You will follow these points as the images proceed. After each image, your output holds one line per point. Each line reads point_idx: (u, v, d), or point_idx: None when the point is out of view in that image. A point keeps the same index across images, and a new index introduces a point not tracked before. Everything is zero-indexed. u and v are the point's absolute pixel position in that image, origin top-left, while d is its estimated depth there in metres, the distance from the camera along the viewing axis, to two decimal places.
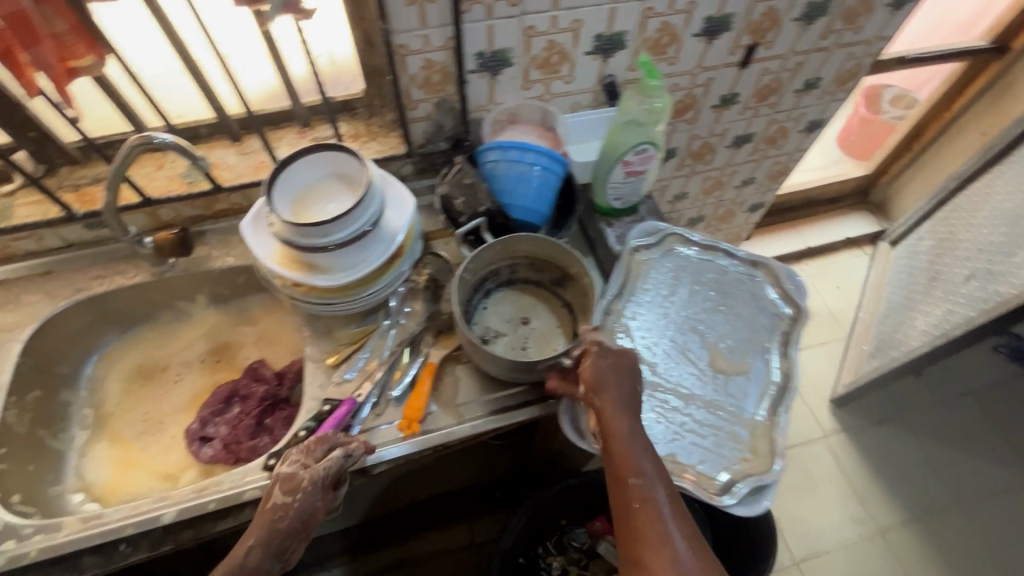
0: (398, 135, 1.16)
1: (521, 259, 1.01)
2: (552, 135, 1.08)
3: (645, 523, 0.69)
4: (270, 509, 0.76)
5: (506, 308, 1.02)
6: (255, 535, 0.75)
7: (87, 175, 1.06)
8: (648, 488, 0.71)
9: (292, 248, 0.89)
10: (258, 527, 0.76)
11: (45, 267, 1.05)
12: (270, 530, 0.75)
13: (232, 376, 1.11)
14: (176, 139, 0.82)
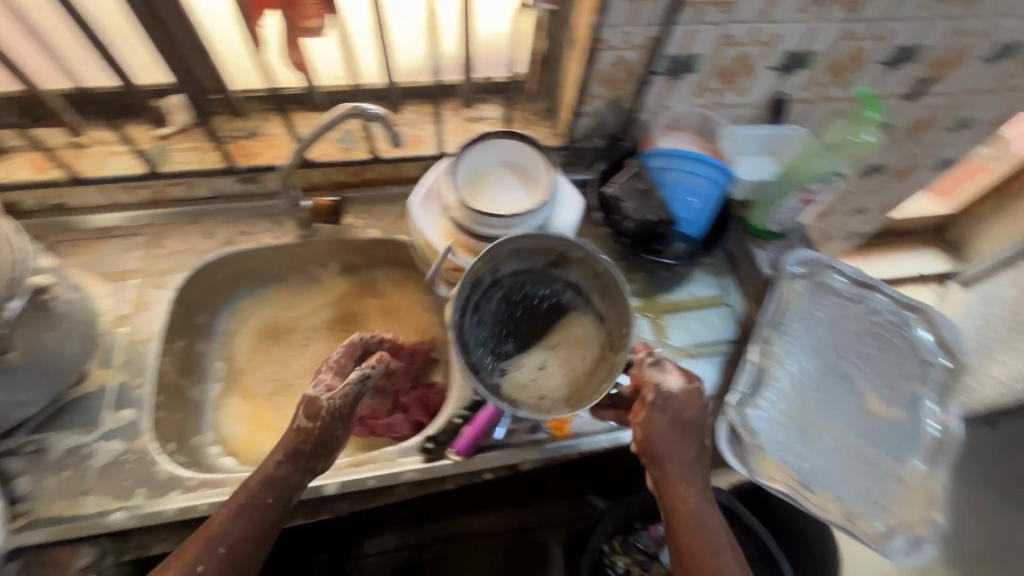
0: (551, 125, 1.12)
1: (569, 274, 0.88)
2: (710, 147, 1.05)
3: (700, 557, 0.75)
4: (296, 429, 0.76)
5: (566, 355, 0.85)
6: (278, 454, 0.75)
7: (243, 127, 1.04)
8: (703, 533, 0.76)
9: (466, 234, 0.88)
10: (279, 448, 0.75)
11: (193, 216, 1.04)
12: (297, 451, 0.75)
13: None
14: (382, 112, 0.83)
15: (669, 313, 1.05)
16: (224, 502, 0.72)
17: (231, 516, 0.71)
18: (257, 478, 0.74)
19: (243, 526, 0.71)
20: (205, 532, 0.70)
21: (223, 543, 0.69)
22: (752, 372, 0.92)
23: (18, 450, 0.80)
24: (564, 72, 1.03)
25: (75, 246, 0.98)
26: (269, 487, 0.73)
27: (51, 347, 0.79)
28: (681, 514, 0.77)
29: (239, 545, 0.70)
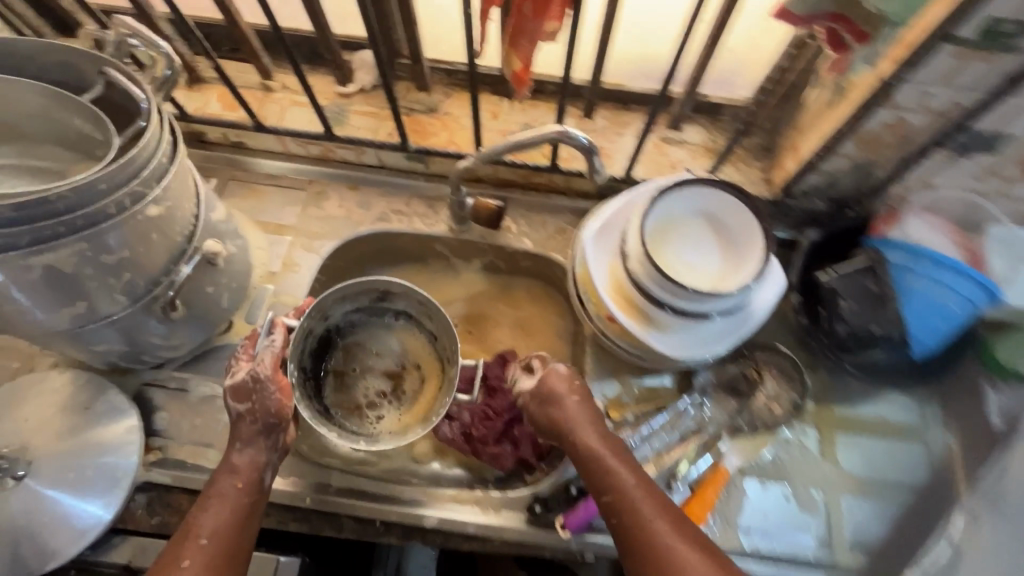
0: (762, 168, 0.93)
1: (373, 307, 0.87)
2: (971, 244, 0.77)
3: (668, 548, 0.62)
4: (248, 414, 0.69)
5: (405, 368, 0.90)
6: (241, 439, 0.69)
7: (423, 101, 0.96)
8: (640, 503, 0.65)
9: (641, 293, 0.75)
10: (243, 437, 0.69)
11: (354, 182, 1.00)
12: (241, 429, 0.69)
13: (480, 354, 1.00)
14: (590, 140, 0.69)
15: (843, 433, 0.86)
16: (198, 502, 0.67)
17: (202, 513, 0.65)
18: (226, 471, 0.68)
19: (220, 515, 0.65)
20: (186, 528, 0.65)
21: (203, 532, 0.64)
22: (929, 559, 0.75)
23: (163, 384, 0.84)
24: (806, 114, 0.83)
25: (243, 188, 0.99)
26: (245, 472, 0.68)
27: (207, 299, 0.80)
28: (622, 504, 0.66)
29: (220, 534, 0.64)
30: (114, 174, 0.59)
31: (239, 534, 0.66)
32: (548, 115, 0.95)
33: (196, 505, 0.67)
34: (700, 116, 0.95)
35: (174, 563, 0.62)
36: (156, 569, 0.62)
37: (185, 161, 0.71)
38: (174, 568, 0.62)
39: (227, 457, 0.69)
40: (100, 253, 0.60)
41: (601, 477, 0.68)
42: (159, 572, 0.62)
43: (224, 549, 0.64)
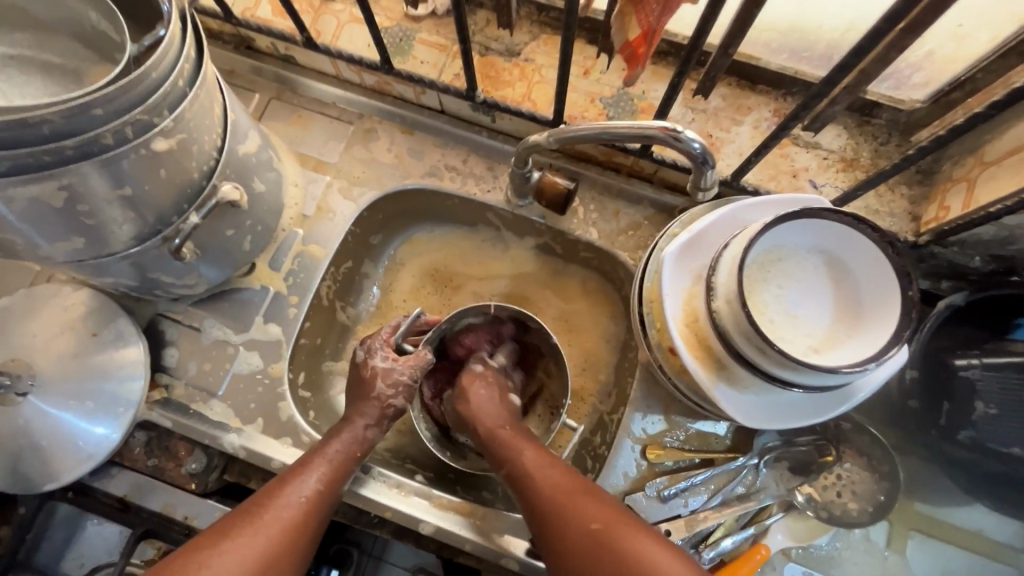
0: (910, 197, 0.73)
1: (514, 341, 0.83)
2: None
3: (618, 532, 0.54)
4: (380, 396, 0.70)
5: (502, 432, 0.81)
6: (366, 418, 0.69)
7: (503, 40, 0.80)
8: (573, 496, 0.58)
9: (722, 343, 0.61)
10: (365, 413, 0.70)
11: (409, 125, 0.86)
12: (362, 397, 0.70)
13: None
14: (705, 146, 0.53)
15: (920, 534, 0.72)
16: (303, 458, 0.64)
17: (308, 469, 0.62)
18: (343, 438, 0.67)
19: (327, 474, 0.63)
20: (289, 479, 0.61)
21: (310, 488, 0.61)
22: None
23: (177, 318, 0.79)
24: (1001, 144, 0.61)
25: (287, 112, 0.87)
26: (358, 446, 0.68)
27: (227, 242, 0.72)
28: (539, 504, 0.59)
29: (322, 496, 0.61)
30: (112, 98, 0.48)
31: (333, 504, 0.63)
32: (651, 83, 0.77)
33: (299, 462, 0.64)
34: (846, 115, 0.74)
35: (272, 505, 0.58)
36: (246, 509, 0.58)
37: (211, 84, 0.60)
38: (273, 511, 0.58)
39: (345, 427, 0.68)
40: (97, 189, 0.52)
41: (487, 445, 0.68)
42: (252, 512, 0.57)
43: (318, 516, 0.61)
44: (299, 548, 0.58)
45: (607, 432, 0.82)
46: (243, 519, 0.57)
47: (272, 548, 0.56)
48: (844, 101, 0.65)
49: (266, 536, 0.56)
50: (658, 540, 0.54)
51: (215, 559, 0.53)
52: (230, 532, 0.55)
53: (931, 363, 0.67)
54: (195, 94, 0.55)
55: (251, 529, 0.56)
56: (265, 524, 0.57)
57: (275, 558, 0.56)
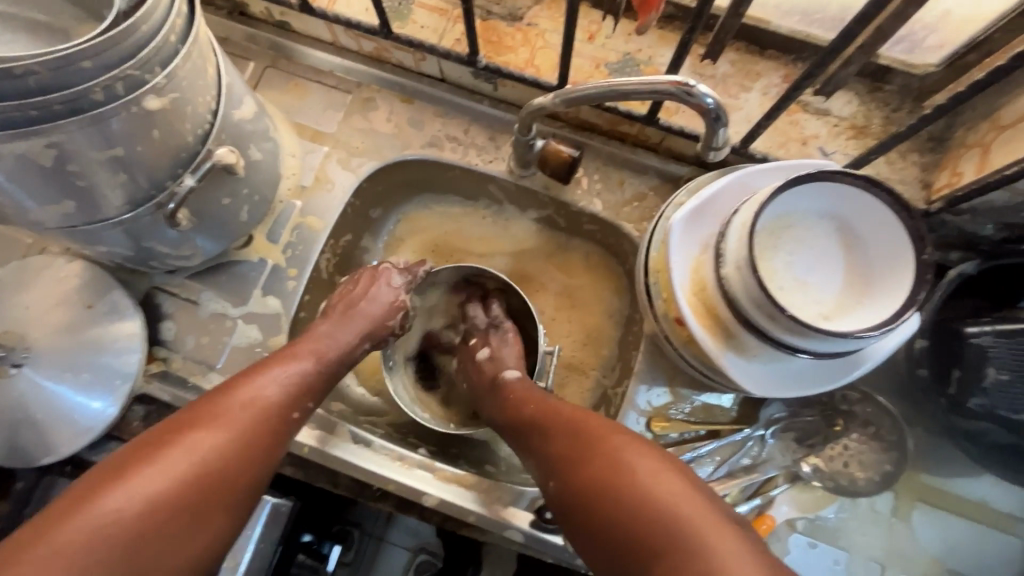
0: (922, 164, 0.71)
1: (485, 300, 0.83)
2: None
3: (609, 453, 0.51)
4: (372, 317, 0.71)
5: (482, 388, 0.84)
6: (354, 331, 0.69)
7: (505, 4, 0.77)
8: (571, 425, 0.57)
9: (731, 310, 0.60)
10: (353, 330, 0.69)
11: (408, 94, 0.84)
12: (348, 319, 0.70)
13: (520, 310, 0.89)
14: (718, 102, 0.51)
15: (925, 504, 0.72)
16: (271, 358, 0.61)
17: (275, 368, 0.60)
18: (308, 346, 0.65)
19: (299, 374, 0.61)
20: (252, 377, 0.58)
21: (276, 387, 0.58)
22: None
23: (174, 291, 0.77)
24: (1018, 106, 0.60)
25: (283, 81, 0.85)
26: (336, 353, 0.66)
27: (224, 212, 0.70)
28: (540, 444, 0.58)
29: (292, 395, 0.59)
30: (101, 50, 0.46)
31: (302, 405, 0.60)
32: (658, 48, 0.75)
33: (263, 362, 0.60)
34: (857, 81, 0.72)
35: (234, 398, 0.55)
36: (206, 403, 0.54)
37: (204, 42, 0.58)
38: (238, 404, 0.54)
39: (316, 338, 0.66)
40: (88, 147, 0.50)
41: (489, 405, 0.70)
42: (214, 405, 0.53)
43: (288, 413, 0.58)
44: (268, 440, 0.55)
45: (610, 406, 0.81)
46: (206, 412, 0.53)
47: (242, 438, 0.53)
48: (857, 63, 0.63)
49: (231, 429, 0.52)
50: (653, 455, 0.50)
51: (179, 450, 0.49)
52: (190, 424, 0.51)
53: (942, 335, 0.66)
54: (188, 51, 0.53)
55: (217, 420, 0.52)
56: (233, 416, 0.53)
57: (248, 449, 0.53)
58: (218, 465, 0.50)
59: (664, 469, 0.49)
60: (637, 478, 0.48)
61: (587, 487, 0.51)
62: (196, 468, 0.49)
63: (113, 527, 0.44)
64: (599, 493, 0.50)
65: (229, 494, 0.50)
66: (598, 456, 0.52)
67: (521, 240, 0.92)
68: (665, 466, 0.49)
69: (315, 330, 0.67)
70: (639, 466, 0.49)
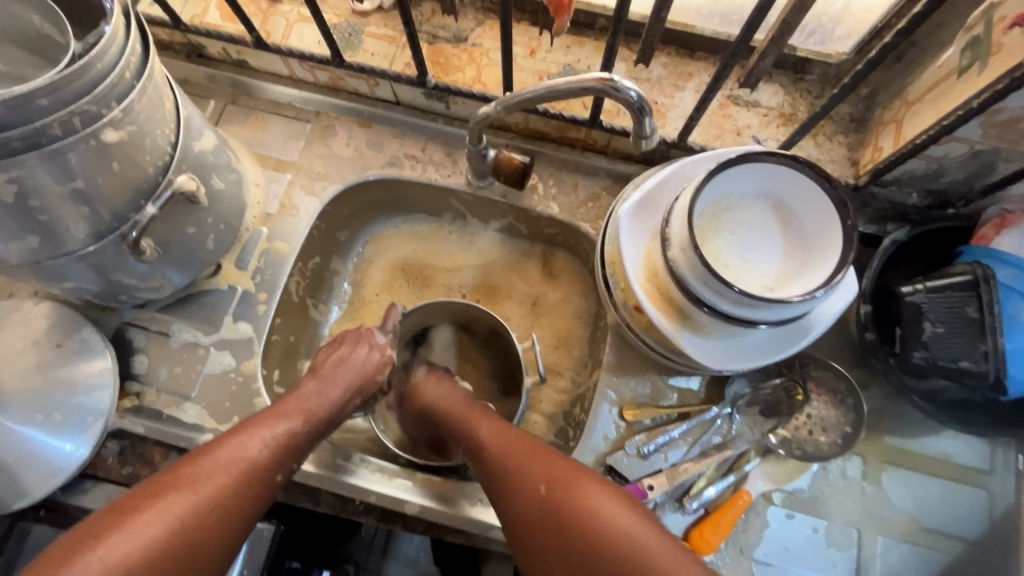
0: (848, 144, 0.76)
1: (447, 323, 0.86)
2: None
3: (571, 487, 0.55)
4: (362, 369, 0.73)
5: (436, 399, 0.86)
6: (342, 385, 0.70)
7: (449, 28, 0.82)
8: (527, 458, 0.59)
9: (680, 288, 0.63)
10: (342, 382, 0.70)
11: (366, 118, 0.88)
12: (334, 376, 0.70)
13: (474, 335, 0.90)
14: (641, 95, 0.55)
15: (893, 466, 0.74)
16: (256, 416, 0.63)
17: (260, 427, 0.61)
18: (296, 404, 0.66)
19: (282, 433, 0.62)
20: (236, 435, 0.59)
21: (261, 447, 0.59)
22: None
23: (144, 325, 0.78)
24: (921, 82, 0.65)
25: (243, 115, 0.88)
26: (325, 408, 0.67)
27: (190, 241, 0.72)
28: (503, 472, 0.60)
29: (274, 455, 0.60)
30: (56, 88, 0.49)
31: (285, 467, 0.61)
32: (595, 57, 0.80)
33: (248, 420, 0.62)
34: (780, 73, 0.78)
35: (217, 458, 0.57)
36: (185, 464, 0.56)
37: (160, 78, 0.61)
38: (217, 466, 0.56)
39: (306, 389, 0.68)
40: (48, 180, 0.52)
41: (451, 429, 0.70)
42: (192, 468, 0.55)
43: (268, 475, 0.59)
44: (243, 504, 0.56)
45: (584, 402, 0.83)
46: (184, 474, 0.55)
47: (216, 504, 0.54)
48: (773, 54, 0.69)
49: (207, 493, 0.54)
50: (613, 493, 0.55)
51: (149, 517, 0.51)
52: (164, 489, 0.53)
53: (883, 298, 0.70)
54: (143, 86, 0.56)
55: (195, 484, 0.54)
56: (211, 478, 0.55)
57: (222, 515, 0.54)
58: (188, 532, 0.52)
59: (620, 505, 0.54)
60: (602, 516, 0.52)
61: (551, 524, 0.54)
62: (166, 537, 0.51)
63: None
64: (569, 530, 0.53)
65: (197, 564, 0.52)
66: (561, 492, 0.55)
67: (487, 251, 0.94)
68: (621, 503, 0.54)
69: (304, 387, 0.68)
70: (599, 501, 0.54)
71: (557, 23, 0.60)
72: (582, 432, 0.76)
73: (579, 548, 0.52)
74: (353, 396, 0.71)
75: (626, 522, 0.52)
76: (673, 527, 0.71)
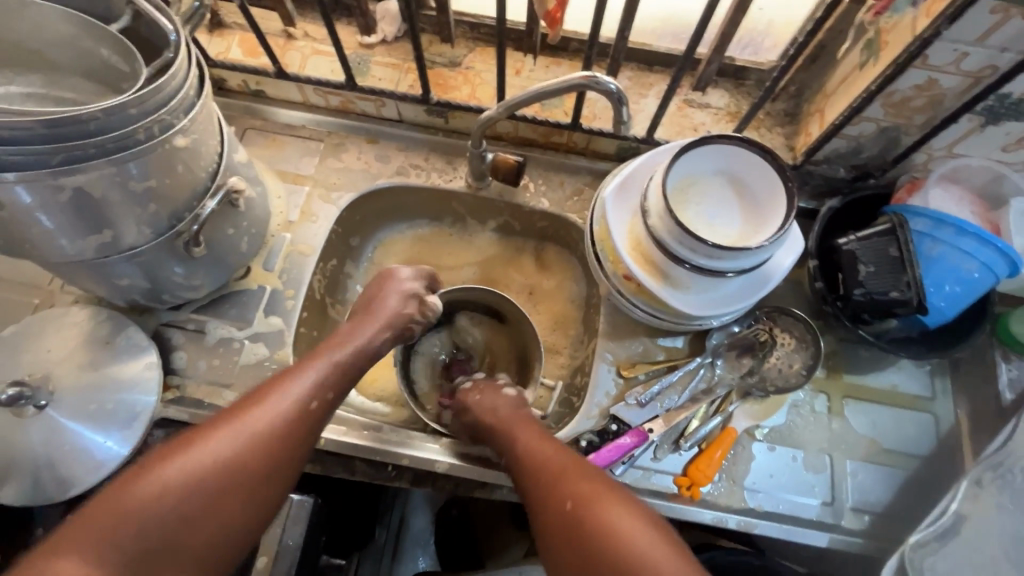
0: (785, 134, 0.92)
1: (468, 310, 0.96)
2: (984, 216, 0.80)
3: (597, 502, 0.59)
4: (394, 312, 0.81)
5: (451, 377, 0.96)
6: (375, 328, 0.78)
7: (445, 54, 0.96)
8: (561, 472, 0.64)
9: (660, 250, 0.75)
10: (376, 325, 0.79)
11: (374, 136, 1.00)
12: (374, 311, 0.80)
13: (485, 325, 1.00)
14: (618, 88, 0.68)
15: (852, 399, 0.87)
16: (302, 362, 0.70)
17: (306, 371, 0.68)
18: (338, 354, 0.73)
19: (324, 375, 0.69)
20: (286, 380, 0.67)
21: (308, 391, 0.67)
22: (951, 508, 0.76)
23: (182, 325, 0.85)
24: (835, 77, 0.82)
25: (263, 138, 0.98)
26: (359, 355, 0.74)
27: (228, 242, 0.81)
28: (541, 477, 0.64)
29: (317, 397, 0.67)
30: (142, 100, 0.58)
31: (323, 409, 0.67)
32: (571, 74, 0.94)
33: (297, 366, 0.70)
34: (725, 80, 0.94)
35: (270, 401, 0.64)
36: (246, 402, 0.64)
37: (211, 97, 0.71)
38: (266, 407, 0.64)
39: (352, 338, 0.76)
40: (128, 179, 0.61)
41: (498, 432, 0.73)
42: (247, 405, 0.63)
43: (313, 417, 0.66)
44: (287, 441, 0.63)
45: (584, 370, 0.93)
46: (242, 411, 0.63)
47: (262, 440, 0.62)
48: (717, 62, 0.84)
49: (256, 431, 0.62)
50: (637, 514, 0.58)
51: (209, 446, 0.60)
52: (223, 423, 0.62)
53: (828, 254, 0.84)
54: (203, 102, 0.67)
55: (245, 420, 0.62)
56: (261, 416, 0.63)
57: (269, 450, 0.62)
58: (238, 466, 0.60)
59: (643, 525, 0.58)
60: (622, 531, 0.57)
61: (575, 536, 0.58)
62: (220, 469, 0.59)
63: (148, 504, 0.56)
64: (591, 544, 0.57)
65: (244, 495, 0.60)
66: (584, 510, 0.59)
67: (486, 248, 1.06)
68: (643, 522, 0.58)
69: (348, 335, 0.76)
70: (622, 518, 0.58)
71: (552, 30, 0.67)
72: (587, 391, 0.86)
73: (596, 554, 0.56)
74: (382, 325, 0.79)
75: (645, 545, 0.56)
76: (673, 466, 0.81)
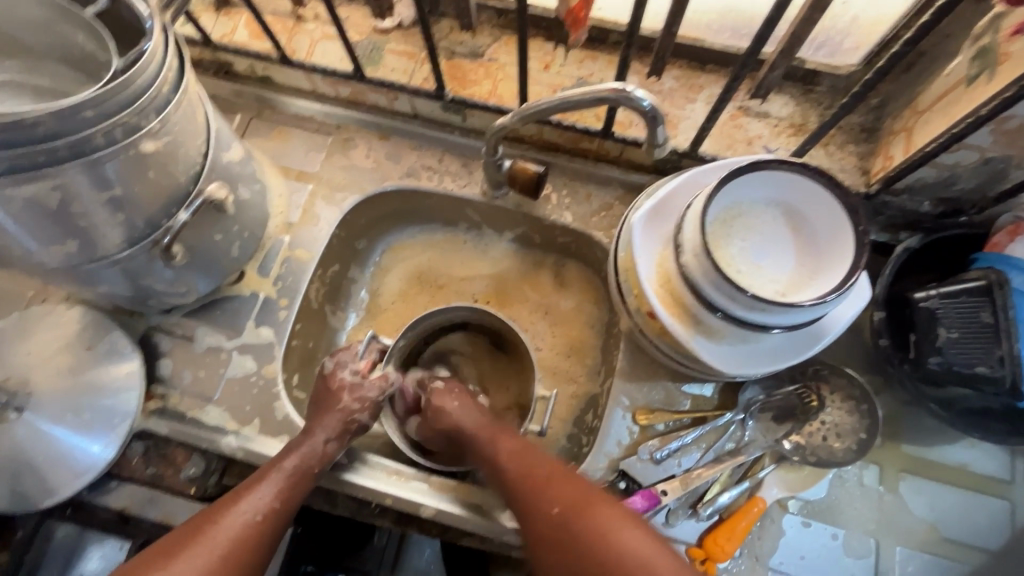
0: (859, 153, 0.77)
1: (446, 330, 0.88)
2: None
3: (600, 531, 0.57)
4: (343, 408, 0.72)
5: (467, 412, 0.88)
6: (326, 430, 0.70)
7: (466, 44, 0.85)
8: (537, 481, 0.63)
9: (692, 294, 0.64)
10: (325, 425, 0.70)
11: (385, 131, 0.91)
12: (326, 399, 0.73)
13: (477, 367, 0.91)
14: (654, 104, 0.57)
15: (911, 474, 0.74)
16: (256, 474, 0.66)
17: (262, 484, 0.64)
18: (295, 455, 0.67)
19: (282, 488, 0.64)
20: (240, 496, 0.63)
21: (261, 505, 0.62)
22: None
23: (170, 330, 0.81)
24: (931, 91, 0.66)
25: (267, 128, 0.91)
26: (316, 460, 0.68)
27: (216, 248, 0.75)
28: (513, 484, 0.64)
29: (277, 511, 0.63)
30: (103, 100, 0.52)
31: (279, 527, 0.63)
32: (608, 71, 0.82)
33: (250, 478, 0.65)
34: (790, 85, 0.80)
35: (220, 522, 0.60)
36: (194, 527, 0.60)
37: (193, 93, 0.64)
38: (219, 526, 0.60)
39: (305, 440, 0.68)
40: (88, 188, 0.55)
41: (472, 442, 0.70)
42: (197, 530, 0.60)
43: (270, 530, 0.62)
44: (248, 558, 0.60)
45: (597, 408, 0.84)
46: (196, 534, 0.59)
47: (224, 557, 0.58)
48: (782, 66, 0.70)
49: (213, 555, 0.58)
50: (627, 519, 0.58)
51: None
52: (179, 547, 0.58)
53: (898, 304, 0.71)
54: (179, 100, 0.59)
55: (200, 545, 0.58)
56: (215, 538, 0.59)
57: (231, 560, 0.59)
58: None
59: (639, 534, 0.56)
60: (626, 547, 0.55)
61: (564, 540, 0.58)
62: None
63: None
64: (582, 543, 0.56)
65: None
66: (575, 518, 0.58)
67: (500, 260, 0.96)
68: (639, 530, 0.57)
69: (320, 442, 0.69)
70: (626, 535, 0.56)
71: (574, 36, 0.57)
72: (596, 438, 0.76)
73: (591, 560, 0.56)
74: (329, 434, 0.70)
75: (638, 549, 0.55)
76: (688, 534, 0.71)
